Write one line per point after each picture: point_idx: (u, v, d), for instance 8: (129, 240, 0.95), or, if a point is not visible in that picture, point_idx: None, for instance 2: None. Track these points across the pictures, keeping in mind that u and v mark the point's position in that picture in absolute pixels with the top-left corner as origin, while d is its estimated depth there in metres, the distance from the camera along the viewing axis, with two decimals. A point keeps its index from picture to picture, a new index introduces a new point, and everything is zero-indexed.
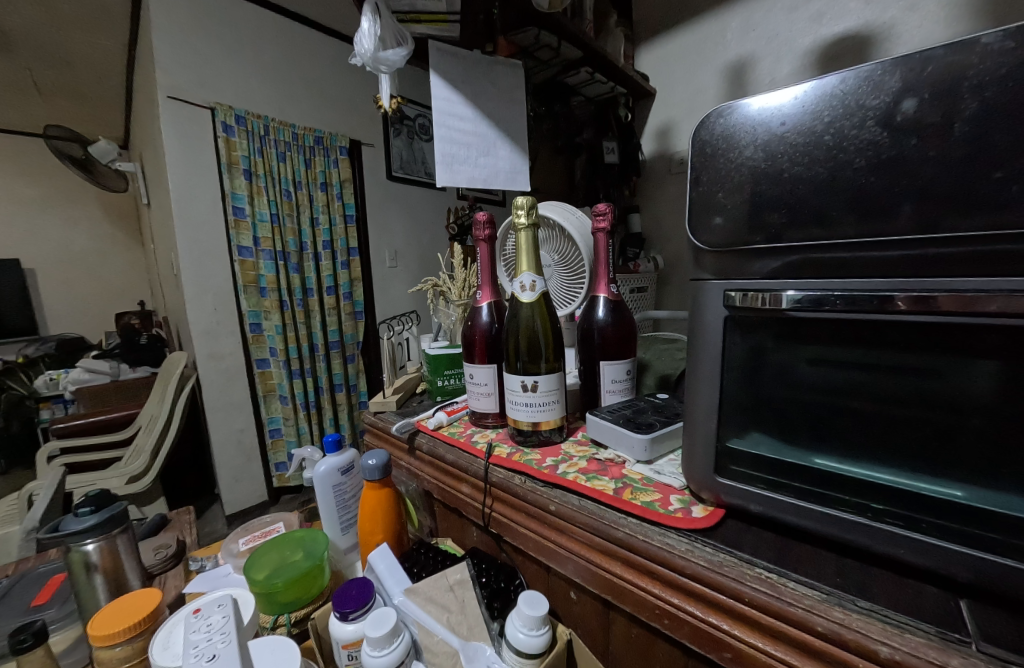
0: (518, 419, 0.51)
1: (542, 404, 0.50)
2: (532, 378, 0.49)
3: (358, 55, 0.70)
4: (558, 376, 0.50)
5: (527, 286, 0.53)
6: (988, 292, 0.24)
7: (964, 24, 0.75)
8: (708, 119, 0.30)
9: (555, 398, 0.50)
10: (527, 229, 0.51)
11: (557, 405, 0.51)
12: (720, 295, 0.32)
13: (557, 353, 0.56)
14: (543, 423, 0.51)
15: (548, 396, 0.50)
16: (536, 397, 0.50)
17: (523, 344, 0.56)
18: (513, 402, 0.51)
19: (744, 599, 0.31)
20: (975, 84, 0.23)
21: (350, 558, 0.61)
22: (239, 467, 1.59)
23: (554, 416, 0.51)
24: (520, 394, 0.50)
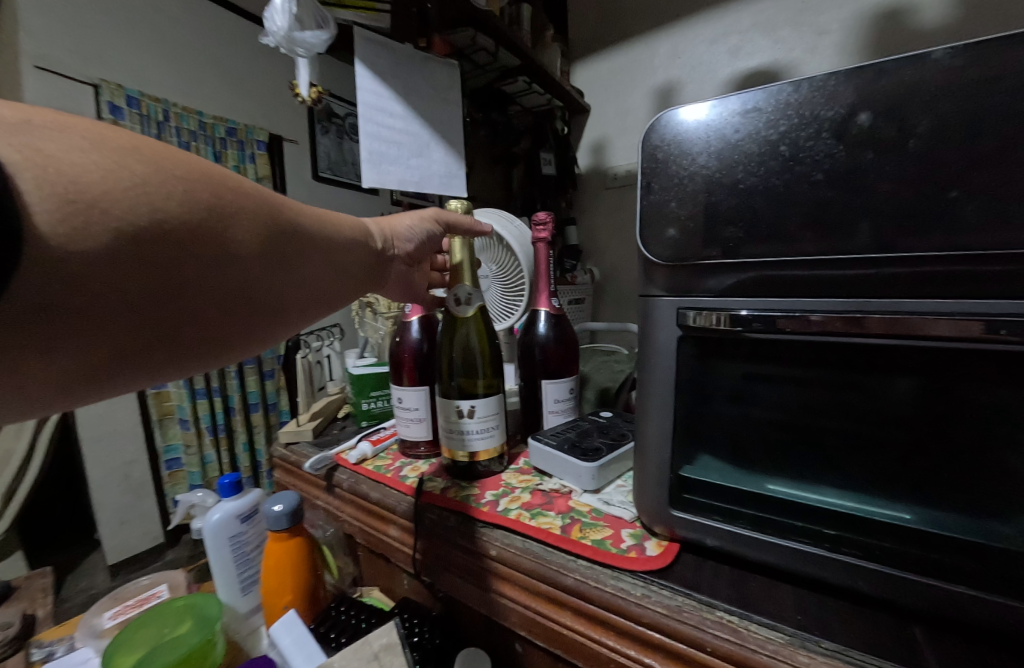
0: (456, 453, 0.46)
1: (482, 434, 0.45)
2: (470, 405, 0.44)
3: (270, 33, 0.62)
4: (497, 400, 0.46)
5: (465, 301, 0.49)
6: (945, 314, 0.22)
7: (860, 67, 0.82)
8: (659, 123, 0.28)
9: (496, 425, 0.46)
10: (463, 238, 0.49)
11: (500, 432, 0.47)
12: (673, 312, 0.30)
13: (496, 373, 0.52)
14: (485, 454, 0.46)
15: (488, 424, 0.45)
16: (475, 426, 0.45)
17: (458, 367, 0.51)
18: (446, 433, 0.46)
19: (705, 648, 0.28)
20: (927, 99, 0.22)
21: (253, 623, 0.52)
22: (125, 506, 1.42)
23: (497, 443, 0.47)
24: (456, 426, 0.45)
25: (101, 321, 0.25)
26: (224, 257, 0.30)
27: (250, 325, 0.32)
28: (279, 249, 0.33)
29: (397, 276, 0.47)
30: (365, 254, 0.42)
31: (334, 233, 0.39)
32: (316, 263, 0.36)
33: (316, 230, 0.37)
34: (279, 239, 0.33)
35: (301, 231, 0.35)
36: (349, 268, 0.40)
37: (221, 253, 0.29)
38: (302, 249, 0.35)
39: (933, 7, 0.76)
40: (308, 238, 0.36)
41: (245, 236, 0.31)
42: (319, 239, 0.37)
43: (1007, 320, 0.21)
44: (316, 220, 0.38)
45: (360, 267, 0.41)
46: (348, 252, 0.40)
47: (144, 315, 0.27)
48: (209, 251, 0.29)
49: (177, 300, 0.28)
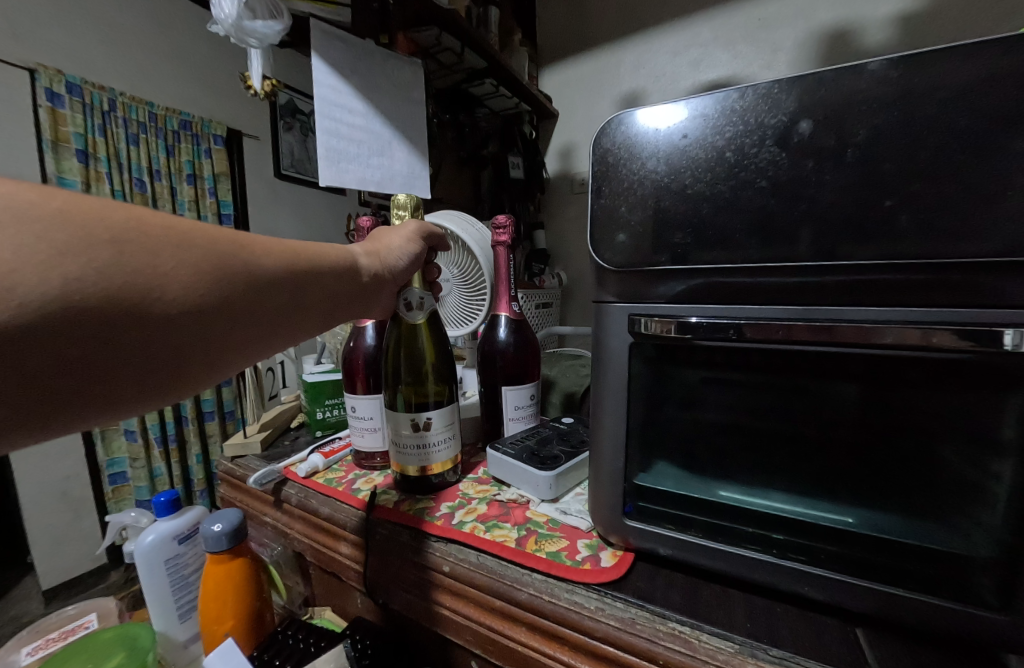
0: (413, 470, 0.45)
1: (439, 446, 0.44)
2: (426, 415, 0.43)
3: (218, 21, 0.59)
4: (451, 410, 0.45)
5: (415, 303, 0.47)
6: (885, 323, 0.23)
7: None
8: (609, 126, 0.27)
9: (452, 434, 0.45)
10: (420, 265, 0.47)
11: (456, 441, 0.46)
12: (625, 319, 0.29)
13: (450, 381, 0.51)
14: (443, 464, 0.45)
15: (444, 435, 0.44)
16: (432, 438, 0.43)
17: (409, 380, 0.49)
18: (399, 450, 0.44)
19: (658, 661, 0.28)
20: (864, 109, 0.22)
21: (193, 651, 0.49)
22: (62, 526, 1.32)
23: (455, 452, 0.46)
24: (411, 442, 0.43)
25: (83, 413, 0.25)
26: (205, 329, 0.28)
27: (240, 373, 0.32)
28: (266, 311, 0.31)
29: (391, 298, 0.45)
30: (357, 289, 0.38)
31: (320, 271, 0.35)
32: (307, 312, 0.34)
33: (301, 274, 0.33)
34: (265, 305, 0.31)
35: (283, 288, 0.32)
36: (342, 305, 0.37)
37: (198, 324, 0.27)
38: (288, 305, 0.32)
39: (878, 28, 0.81)
40: (290, 289, 0.32)
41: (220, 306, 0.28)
42: (304, 286, 0.33)
43: (938, 329, 0.22)
44: (299, 260, 0.34)
45: (353, 301, 0.39)
46: (338, 289, 0.37)
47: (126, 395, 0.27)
48: (188, 325, 0.27)
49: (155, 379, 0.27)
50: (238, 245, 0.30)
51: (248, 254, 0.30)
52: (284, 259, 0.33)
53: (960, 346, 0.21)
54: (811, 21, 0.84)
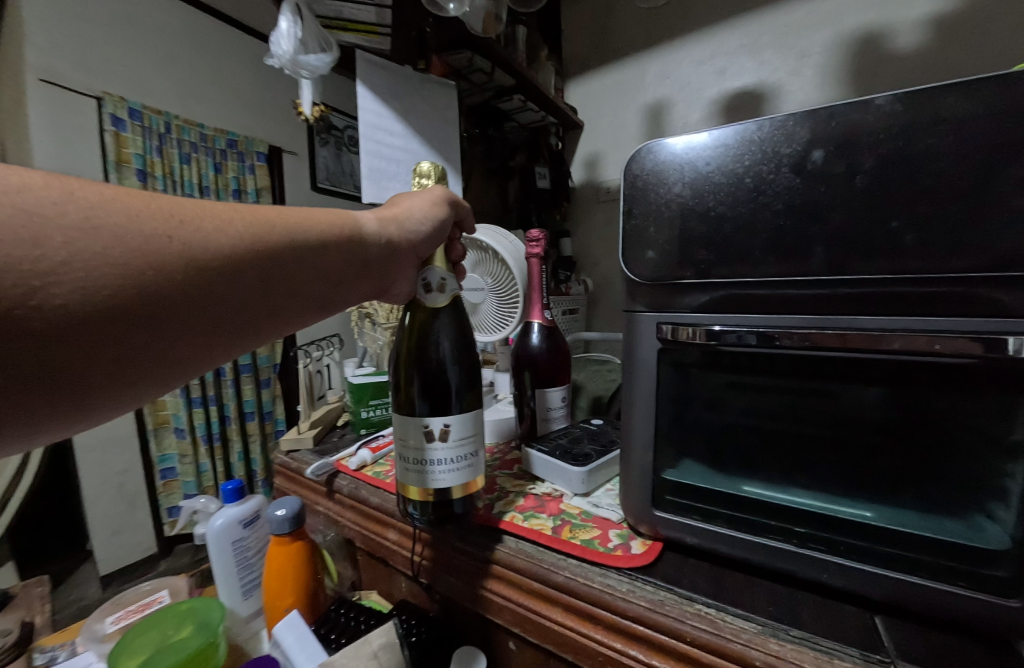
0: (422, 488, 0.41)
1: (454, 461, 0.40)
2: (441, 423, 0.39)
3: (275, 56, 0.66)
4: (467, 426, 0.41)
5: (434, 284, 0.47)
6: (891, 331, 0.25)
7: (841, 88, 0.85)
8: (639, 154, 0.31)
9: (466, 453, 0.41)
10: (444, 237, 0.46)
11: (476, 462, 0.42)
12: (654, 326, 0.32)
13: (477, 387, 0.48)
14: (456, 489, 0.41)
15: (461, 448, 0.41)
16: (446, 450, 0.40)
17: (427, 382, 0.46)
18: (410, 461, 0.41)
19: (686, 639, 0.30)
20: (872, 140, 0.25)
21: (254, 626, 0.54)
22: (119, 516, 1.42)
23: (472, 476, 0.42)
24: (424, 452, 0.40)
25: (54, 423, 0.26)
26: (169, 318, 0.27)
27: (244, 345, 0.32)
28: (227, 284, 0.29)
29: (410, 263, 0.43)
30: (340, 248, 0.35)
31: (282, 231, 0.32)
32: (286, 278, 0.32)
33: (255, 239, 0.31)
34: (220, 281, 0.29)
35: (231, 257, 0.29)
36: (332, 267, 0.35)
37: (157, 317, 0.27)
38: (250, 275, 0.30)
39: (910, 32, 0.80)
40: (242, 257, 0.30)
41: (166, 296, 0.27)
42: (264, 253, 0.31)
43: (941, 336, 0.24)
44: (251, 225, 0.31)
45: (347, 264, 0.36)
46: (317, 250, 0.34)
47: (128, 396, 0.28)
48: (146, 321, 0.26)
49: (148, 381, 0.28)
50: (171, 221, 0.28)
51: (178, 231, 0.28)
52: (229, 225, 0.30)
53: (960, 352, 0.24)
54: (839, 26, 0.84)
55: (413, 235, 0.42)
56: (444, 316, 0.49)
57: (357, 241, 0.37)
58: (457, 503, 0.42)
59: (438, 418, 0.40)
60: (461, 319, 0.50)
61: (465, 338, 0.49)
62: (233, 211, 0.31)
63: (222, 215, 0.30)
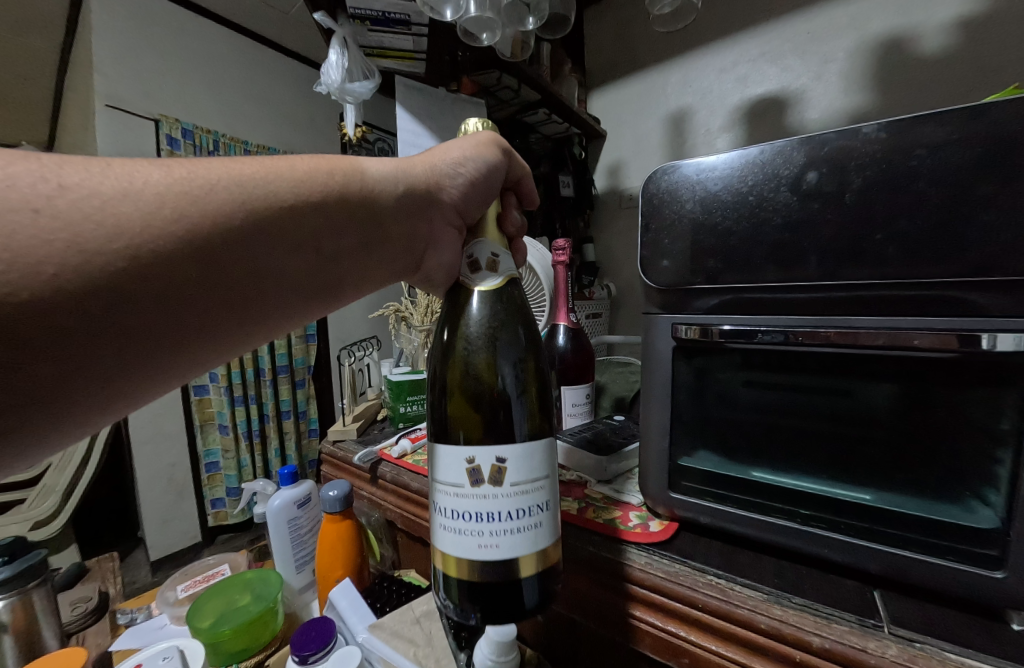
0: (468, 555, 0.29)
1: (512, 514, 0.29)
2: (494, 454, 0.29)
3: (324, 83, 0.73)
4: (530, 461, 0.30)
5: (483, 262, 0.40)
6: (876, 329, 0.29)
7: (868, 93, 0.83)
8: (655, 174, 0.35)
9: (529, 505, 0.30)
10: (495, 197, 0.41)
11: (543, 526, 0.30)
12: (669, 327, 0.37)
13: (544, 415, 0.38)
14: (517, 563, 0.29)
15: (521, 494, 0.30)
16: (500, 496, 0.29)
17: (481, 404, 0.37)
18: (450, 512, 0.30)
19: (698, 605, 0.34)
20: (860, 163, 0.28)
21: (304, 598, 0.60)
22: (169, 506, 1.52)
23: (539, 546, 0.30)
24: (470, 498, 0.29)
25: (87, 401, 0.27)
26: (126, 303, 0.27)
27: (229, 324, 0.31)
28: (170, 258, 0.28)
29: (449, 218, 0.39)
30: (302, 199, 0.32)
31: (224, 186, 0.30)
32: (241, 241, 0.30)
33: (185, 198, 0.29)
34: (158, 255, 0.27)
35: (155, 222, 0.28)
36: (302, 222, 0.32)
37: (109, 303, 0.26)
38: (191, 241, 0.28)
39: (939, 33, 0.77)
40: (168, 220, 0.28)
41: (105, 280, 0.26)
42: (196, 213, 0.29)
43: (919, 332, 0.27)
44: (180, 183, 0.29)
45: (325, 215, 0.33)
46: (271, 203, 0.31)
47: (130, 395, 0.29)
48: (100, 312, 0.26)
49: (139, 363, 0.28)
50: (50, 184, 0.27)
51: (63, 192, 0.26)
52: (151, 183, 0.29)
53: (936, 347, 0.27)
54: (863, 31, 0.83)
55: (442, 178, 0.38)
56: (495, 328, 0.39)
57: (334, 190, 0.34)
58: (519, 589, 0.30)
59: (489, 447, 0.29)
60: (519, 333, 0.40)
61: (523, 359, 0.39)
62: (156, 167, 0.29)
63: (148, 175, 0.29)
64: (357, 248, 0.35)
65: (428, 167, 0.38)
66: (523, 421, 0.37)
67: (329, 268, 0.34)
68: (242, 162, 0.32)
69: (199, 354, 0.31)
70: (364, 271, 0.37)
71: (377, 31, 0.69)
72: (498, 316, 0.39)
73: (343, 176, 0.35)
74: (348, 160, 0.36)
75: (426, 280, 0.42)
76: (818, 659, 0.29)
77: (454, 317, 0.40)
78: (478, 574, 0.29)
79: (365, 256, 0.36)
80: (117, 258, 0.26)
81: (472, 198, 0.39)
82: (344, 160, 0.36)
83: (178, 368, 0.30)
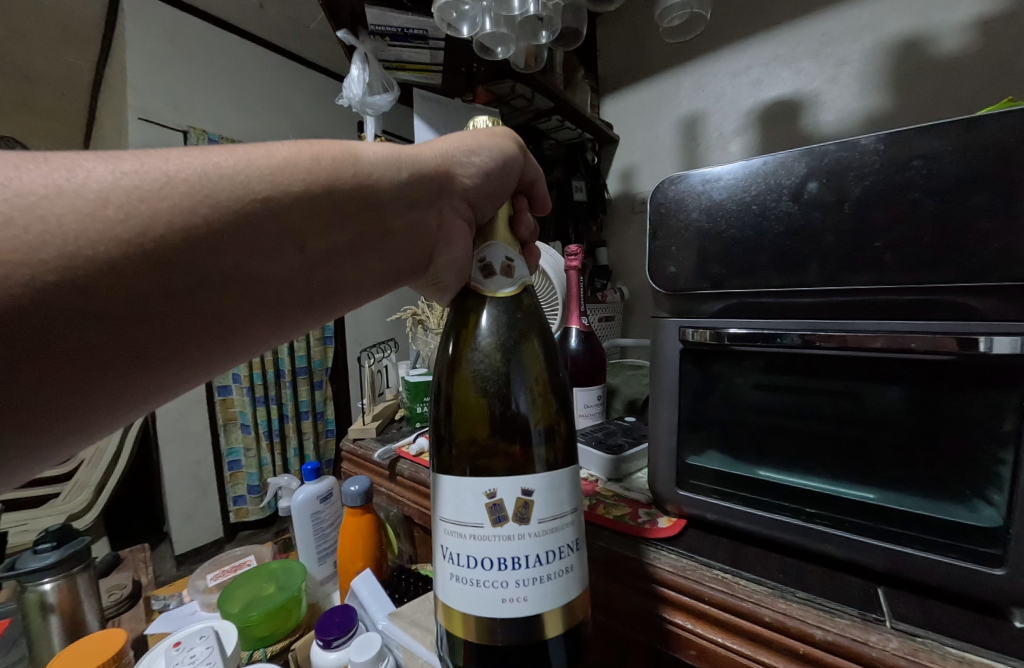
0: (493, 613, 0.29)
1: (539, 557, 0.29)
2: (519, 488, 0.29)
3: (346, 97, 0.76)
4: (552, 499, 0.30)
5: (497, 267, 0.37)
6: (875, 332, 0.30)
7: (884, 94, 0.82)
8: (663, 185, 0.37)
9: (551, 544, 0.30)
10: (507, 198, 0.39)
11: (573, 570, 0.30)
12: (676, 330, 0.38)
13: (556, 401, 0.38)
14: (544, 619, 0.29)
15: (548, 534, 0.29)
16: (527, 536, 0.29)
17: (492, 398, 0.36)
18: (472, 558, 0.29)
19: (704, 598, 0.35)
20: (858, 173, 0.29)
21: (327, 589, 0.62)
22: (193, 502, 1.58)
23: (569, 596, 0.30)
24: (495, 541, 0.29)
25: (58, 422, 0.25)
26: (65, 325, 0.23)
27: (216, 335, 0.28)
28: (116, 268, 0.24)
29: (461, 210, 0.36)
30: (276, 193, 0.28)
31: (183, 181, 0.26)
32: (203, 243, 0.26)
33: (135, 197, 0.25)
34: (100, 266, 0.24)
35: (96, 225, 0.24)
36: (277, 220, 0.28)
37: (44, 326, 0.23)
38: (139, 248, 0.24)
39: (955, 34, 0.76)
40: (112, 223, 0.24)
41: (36, 299, 0.23)
42: (147, 213, 0.25)
43: (917, 336, 0.28)
44: (131, 178, 0.26)
45: (307, 210, 0.29)
46: (238, 199, 0.27)
47: (89, 429, 0.26)
48: (31, 337, 0.23)
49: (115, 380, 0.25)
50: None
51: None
52: (91, 180, 0.25)
53: (935, 349, 0.28)
54: (879, 33, 0.82)
55: (453, 166, 0.35)
56: (508, 341, 0.37)
57: (318, 180, 0.29)
58: (546, 652, 0.29)
59: (514, 479, 0.29)
60: (537, 351, 0.38)
61: (538, 362, 0.38)
62: (102, 160, 0.25)
63: (90, 169, 0.25)
64: (350, 246, 0.31)
65: (438, 154, 0.35)
66: (538, 409, 0.36)
67: (314, 271, 0.30)
68: (211, 151, 0.28)
69: (169, 376, 0.27)
70: (365, 275, 0.33)
71: (396, 46, 0.73)
72: (511, 334, 0.37)
73: (331, 163, 0.30)
74: (341, 144, 0.32)
75: (436, 283, 0.38)
76: (821, 651, 0.30)
77: (460, 334, 0.38)
78: (502, 636, 0.29)
79: (361, 256, 0.32)
80: (78, 259, 0.23)
81: (487, 188, 0.36)
82: (335, 145, 0.32)
83: (153, 388, 0.27)
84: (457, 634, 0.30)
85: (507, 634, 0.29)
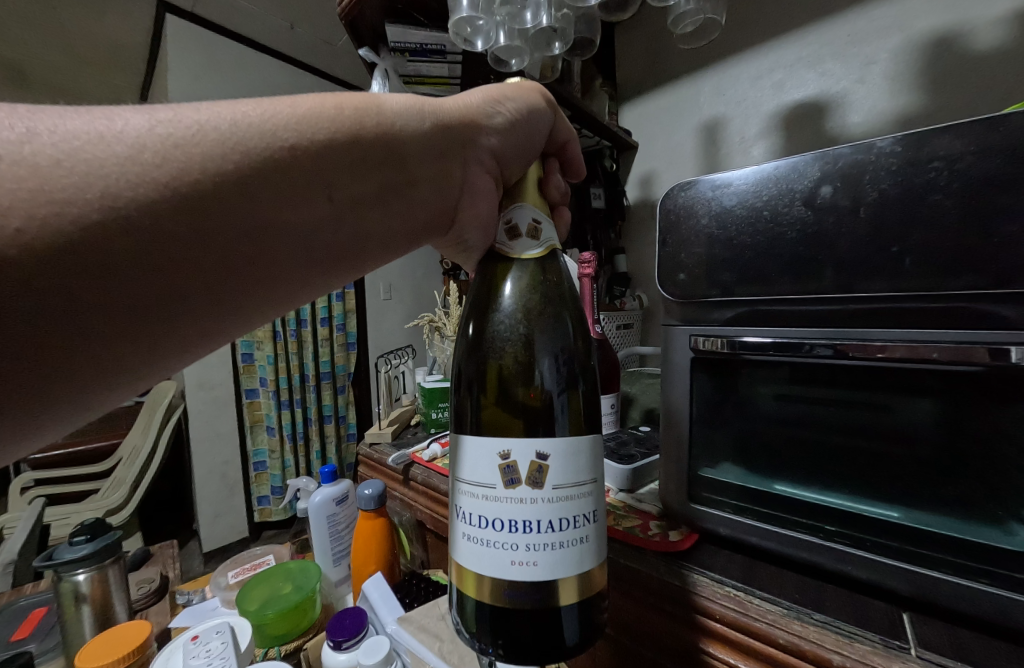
0: (503, 574, 0.29)
1: (552, 524, 0.29)
2: (533, 451, 0.29)
3: None
4: (575, 468, 0.29)
5: (524, 229, 0.37)
6: (895, 343, 0.29)
7: (915, 94, 0.79)
8: (672, 192, 0.37)
9: (570, 513, 0.29)
10: (535, 158, 0.38)
11: (589, 541, 0.30)
12: (686, 339, 0.38)
13: (586, 420, 0.36)
14: (555, 585, 0.29)
15: (563, 501, 0.29)
16: (541, 499, 0.28)
17: (523, 416, 0.35)
18: (484, 519, 0.29)
19: (715, 616, 0.34)
20: (875, 176, 0.29)
21: (341, 590, 0.63)
22: (220, 501, 1.62)
23: (582, 566, 0.29)
24: (506, 503, 0.29)
25: (77, 366, 0.24)
26: (101, 265, 0.24)
27: (234, 283, 0.27)
28: (152, 209, 0.24)
29: (486, 163, 0.35)
30: (302, 141, 0.28)
31: (212, 129, 0.26)
32: (232, 188, 0.26)
33: (168, 143, 0.25)
34: (108, 210, 0.24)
35: (135, 169, 0.24)
36: (300, 168, 0.28)
37: (69, 267, 0.23)
38: (174, 190, 0.25)
39: (992, 29, 0.73)
40: (148, 167, 0.25)
41: (72, 239, 0.23)
42: (180, 158, 0.25)
43: (939, 346, 0.27)
44: (165, 125, 0.26)
45: (333, 159, 0.29)
46: (266, 145, 0.27)
47: (104, 372, 0.25)
48: (48, 278, 0.23)
49: (134, 325, 0.25)
50: (15, 131, 0.23)
51: (29, 137, 0.24)
52: (129, 128, 0.25)
53: (961, 360, 0.27)
54: (909, 30, 0.79)
55: (477, 117, 0.35)
56: (530, 305, 0.38)
57: (343, 131, 0.29)
58: (557, 619, 0.29)
59: (528, 441, 0.29)
60: (558, 321, 0.38)
61: (564, 351, 0.37)
62: (140, 111, 0.26)
63: (129, 119, 0.26)
64: (371, 198, 0.31)
65: (460, 105, 0.35)
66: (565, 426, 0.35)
67: (338, 227, 0.30)
68: (239, 103, 0.28)
69: (187, 324, 0.27)
70: (386, 231, 0.32)
71: (416, 61, 0.75)
72: (534, 301, 0.38)
73: (353, 112, 0.30)
74: (363, 95, 0.32)
75: (460, 241, 0.38)
76: None
77: (482, 303, 0.38)
78: (509, 599, 0.29)
79: (381, 209, 0.31)
80: (86, 218, 0.23)
81: (512, 141, 0.36)
82: (359, 96, 0.32)
83: (173, 336, 0.27)
84: (469, 594, 0.30)
85: (516, 595, 0.29)
